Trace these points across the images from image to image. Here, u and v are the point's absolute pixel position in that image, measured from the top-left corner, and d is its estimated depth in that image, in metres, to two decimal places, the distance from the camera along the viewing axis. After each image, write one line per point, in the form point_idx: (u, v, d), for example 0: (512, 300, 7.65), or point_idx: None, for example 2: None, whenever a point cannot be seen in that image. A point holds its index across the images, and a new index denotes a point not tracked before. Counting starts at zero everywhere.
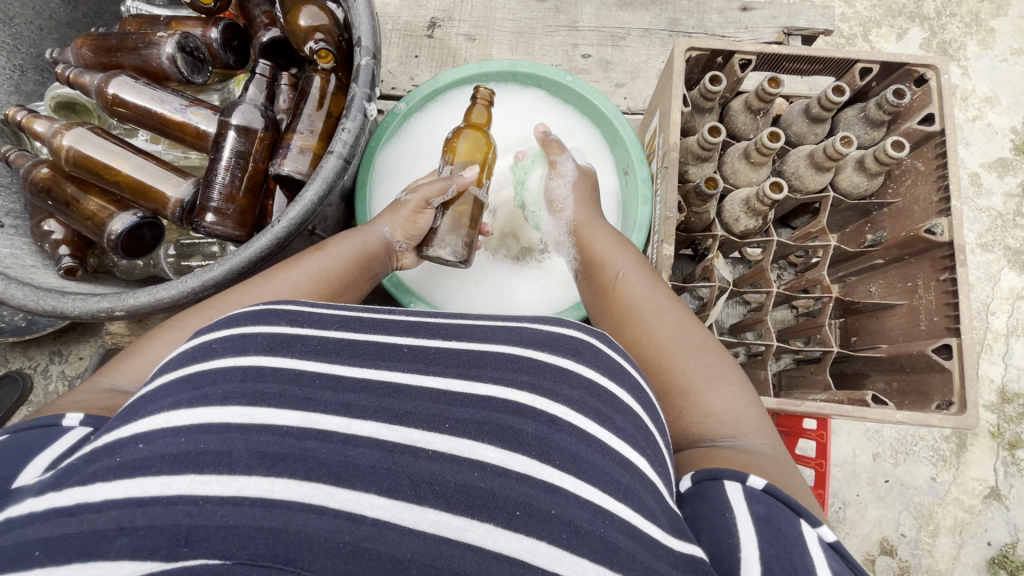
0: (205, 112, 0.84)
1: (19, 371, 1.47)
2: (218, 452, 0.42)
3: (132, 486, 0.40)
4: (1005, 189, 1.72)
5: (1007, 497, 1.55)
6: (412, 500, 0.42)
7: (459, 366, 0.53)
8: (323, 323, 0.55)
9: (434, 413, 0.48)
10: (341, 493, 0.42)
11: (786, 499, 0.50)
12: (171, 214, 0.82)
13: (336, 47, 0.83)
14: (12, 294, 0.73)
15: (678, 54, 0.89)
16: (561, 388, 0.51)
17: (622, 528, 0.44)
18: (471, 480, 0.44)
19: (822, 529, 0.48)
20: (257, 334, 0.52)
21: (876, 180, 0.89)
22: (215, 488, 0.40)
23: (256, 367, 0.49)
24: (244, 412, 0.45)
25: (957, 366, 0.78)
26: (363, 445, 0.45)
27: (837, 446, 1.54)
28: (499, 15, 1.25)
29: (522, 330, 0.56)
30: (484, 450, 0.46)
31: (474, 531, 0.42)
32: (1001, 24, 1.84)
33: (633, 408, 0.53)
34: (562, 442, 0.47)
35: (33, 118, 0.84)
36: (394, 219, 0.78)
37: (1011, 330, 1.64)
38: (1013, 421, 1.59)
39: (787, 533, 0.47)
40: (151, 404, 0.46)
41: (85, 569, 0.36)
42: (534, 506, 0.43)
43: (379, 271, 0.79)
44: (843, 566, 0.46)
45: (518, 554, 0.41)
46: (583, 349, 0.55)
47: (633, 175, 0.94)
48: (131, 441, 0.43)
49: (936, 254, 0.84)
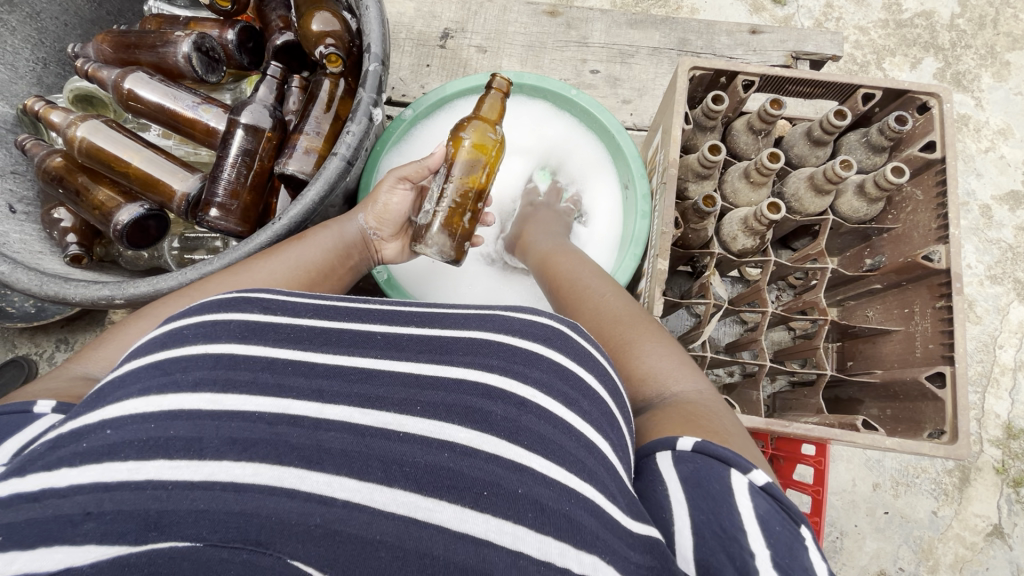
0: (217, 111, 0.86)
1: (25, 357, 1.50)
2: (189, 438, 0.43)
3: (98, 472, 0.40)
4: (1016, 222, 1.70)
5: (1010, 535, 1.52)
6: (383, 481, 0.43)
7: (430, 352, 0.54)
8: (295, 311, 0.55)
9: (406, 397, 0.49)
10: (313, 475, 0.42)
11: (717, 452, 0.51)
12: (177, 207, 0.84)
13: (346, 52, 0.85)
14: (18, 278, 0.75)
15: (682, 73, 0.90)
16: (531, 372, 0.52)
17: (587, 508, 0.44)
18: (440, 461, 0.45)
19: (755, 474, 0.49)
20: (229, 322, 0.52)
21: (876, 206, 0.90)
22: (184, 473, 0.40)
23: (227, 354, 0.49)
24: (215, 398, 0.46)
25: (950, 395, 0.77)
26: (335, 429, 0.46)
27: (836, 474, 1.52)
28: (511, 29, 1.27)
29: (494, 317, 0.57)
30: (454, 431, 0.47)
31: (441, 513, 0.42)
32: (1017, 57, 1.84)
33: (600, 394, 0.54)
34: (529, 424, 0.48)
35: (50, 109, 0.86)
36: (367, 207, 0.79)
37: (1019, 365, 1.61)
38: (1019, 457, 1.56)
39: (715, 491, 0.48)
40: (119, 390, 0.46)
41: (49, 553, 0.35)
42: (501, 485, 0.44)
43: (360, 265, 0.80)
44: (770, 506, 0.48)
45: (484, 535, 0.41)
46: (554, 336, 0.56)
47: (634, 190, 0.95)
48: (100, 427, 0.43)
49: (933, 281, 0.83)
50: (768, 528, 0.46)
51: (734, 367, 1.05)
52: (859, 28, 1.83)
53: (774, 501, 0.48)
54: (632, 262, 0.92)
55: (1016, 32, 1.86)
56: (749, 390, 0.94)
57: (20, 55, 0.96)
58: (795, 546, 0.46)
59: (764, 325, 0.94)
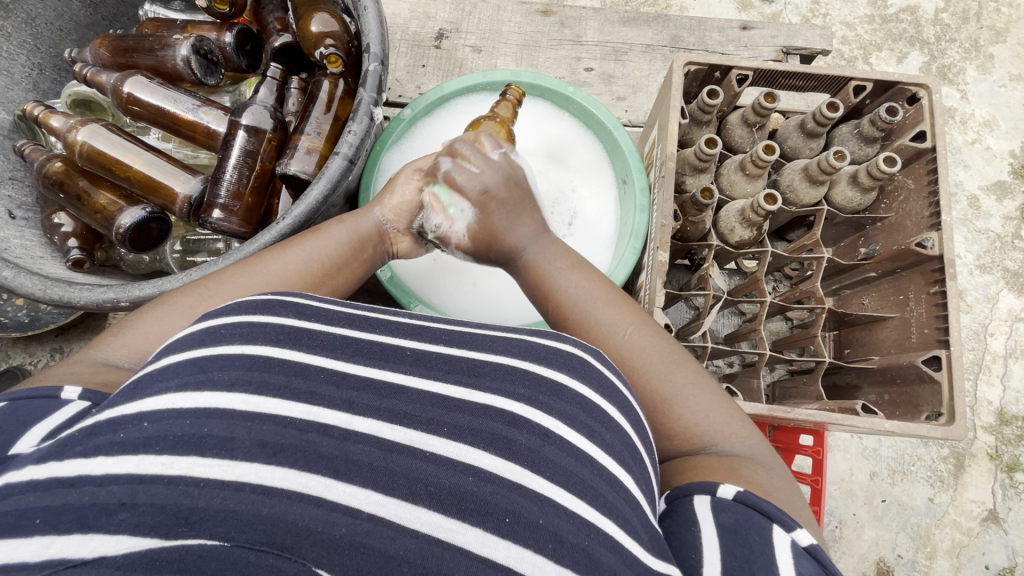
0: (217, 112, 0.87)
1: (20, 367, 1.49)
2: (221, 437, 0.43)
3: (134, 463, 0.40)
4: (1003, 212, 1.74)
5: (1005, 520, 1.55)
6: (408, 498, 0.44)
7: (460, 373, 0.55)
8: (328, 318, 0.57)
9: (434, 417, 0.51)
10: (339, 486, 0.43)
11: (761, 506, 0.53)
12: (179, 210, 0.85)
13: (346, 52, 0.86)
14: (21, 283, 0.75)
15: (677, 68, 0.91)
16: (555, 402, 0.53)
17: (606, 543, 0.46)
18: (464, 484, 0.46)
19: (797, 533, 0.51)
20: (267, 325, 0.53)
21: (869, 196, 0.91)
22: (215, 472, 0.41)
23: (263, 357, 0.50)
24: (250, 400, 0.47)
25: (946, 377, 0.79)
26: (363, 442, 0.47)
27: (834, 464, 1.54)
28: (506, 28, 1.28)
29: (519, 342, 0.59)
30: (479, 456, 0.48)
31: (463, 534, 0.43)
32: (1000, 50, 1.87)
33: (621, 425, 0.55)
34: (551, 456, 0.49)
35: (50, 113, 0.86)
36: (383, 200, 0.77)
37: (1009, 352, 1.64)
38: (1012, 443, 1.59)
39: (753, 543, 0.50)
40: (157, 383, 0.46)
41: (84, 541, 0.35)
42: (522, 514, 0.45)
43: (377, 259, 0.79)
44: (816, 568, 0.49)
45: (504, 561, 0.43)
46: (578, 365, 0.57)
47: (631, 184, 0.97)
48: (136, 419, 0.43)
49: (927, 267, 0.85)
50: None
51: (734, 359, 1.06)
52: (846, 24, 1.86)
53: (818, 562, 0.50)
54: (632, 255, 0.92)
55: (998, 26, 1.90)
56: (750, 379, 0.96)
57: (16, 60, 0.96)
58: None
59: (762, 314, 0.95)
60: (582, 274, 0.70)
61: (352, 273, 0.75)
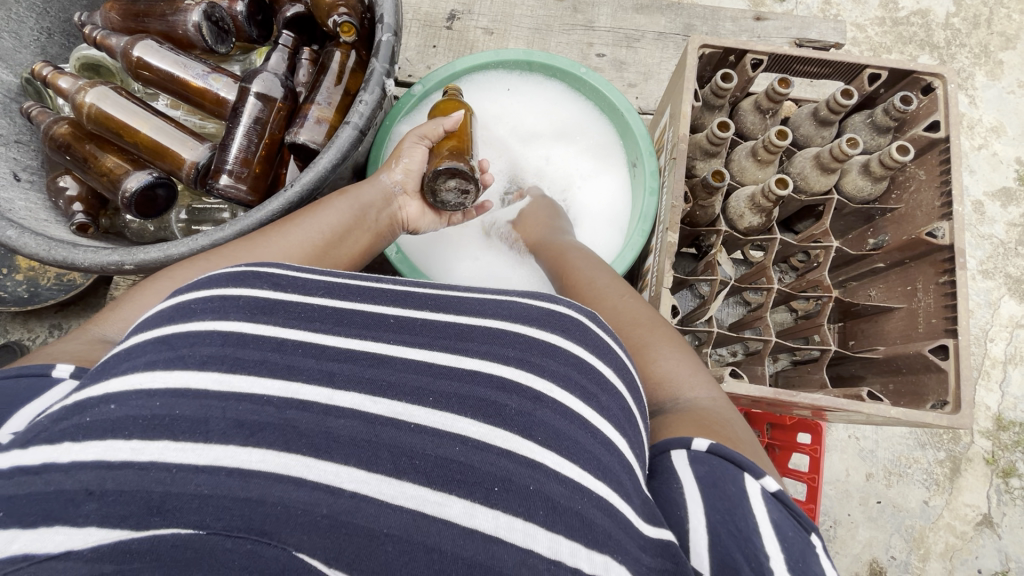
0: (227, 80, 0.86)
1: (19, 342, 1.48)
2: (193, 419, 0.43)
3: (101, 449, 0.39)
4: (1008, 218, 1.73)
5: (999, 525, 1.55)
6: (392, 473, 0.43)
7: (446, 339, 0.54)
8: (305, 289, 0.56)
9: (418, 385, 0.50)
10: (320, 464, 0.42)
11: (730, 455, 0.52)
12: (186, 175, 0.84)
13: (360, 22, 0.85)
14: (25, 243, 0.74)
15: (692, 51, 0.91)
16: (548, 363, 0.53)
17: (600, 506, 0.45)
18: (452, 454, 0.45)
19: (766, 481, 0.51)
20: (239, 298, 0.53)
21: (880, 185, 0.91)
22: (189, 457, 0.40)
23: (236, 333, 0.50)
24: (223, 379, 0.46)
25: (953, 366, 0.79)
26: (345, 417, 0.46)
27: (830, 464, 1.53)
28: (518, 11, 1.27)
29: (510, 305, 0.58)
30: (466, 424, 0.47)
31: (451, 507, 0.42)
32: (1010, 57, 1.87)
33: (618, 390, 0.55)
34: (544, 417, 0.48)
35: (58, 74, 0.86)
36: (390, 166, 0.81)
37: (1009, 358, 1.64)
38: (1008, 449, 1.59)
39: (730, 494, 0.49)
40: (123, 363, 0.46)
41: (50, 535, 0.35)
42: (513, 481, 0.44)
43: (378, 246, 0.81)
44: (783, 514, 0.49)
45: (494, 532, 0.41)
46: (573, 328, 0.57)
47: (642, 167, 0.97)
48: (103, 401, 0.43)
49: (936, 257, 0.85)
50: (784, 536, 0.47)
51: (737, 347, 1.06)
52: (856, 25, 1.84)
53: (786, 508, 0.50)
54: (641, 238, 0.92)
55: (1009, 32, 1.89)
56: (754, 366, 0.95)
57: (25, 24, 0.95)
58: (806, 554, 0.47)
59: (768, 302, 0.95)
60: (597, 270, 0.81)
61: (360, 243, 0.76)
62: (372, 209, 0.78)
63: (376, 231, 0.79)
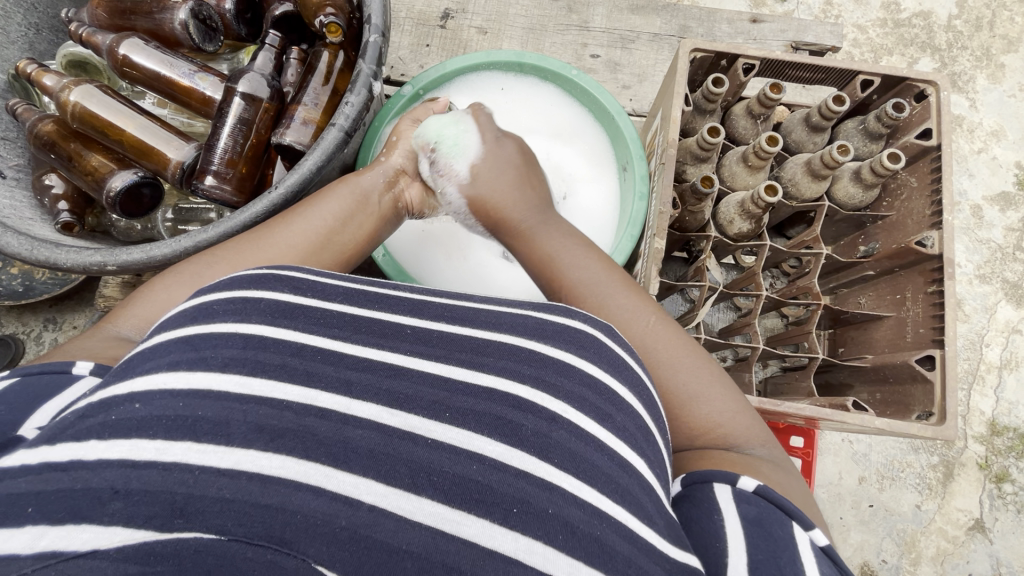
0: (214, 79, 0.85)
1: (12, 335, 1.47)
2: (216, 422, 0.42)
3: (127, 449, 0.39)
4: (1006, 223, 1.72)
5: (991, 530, 1.54)
6: (410, 488, 0.43)
7: (463, 353, 0.54)
8: (325, 294, 0.56)
9: (434, 401, 0.49)
10: (338, 475, 0.42)
11: (780, 502, 0.52)
12: (171, 175, 0.83)
13: (348, 23, 0.84)
14: (7, 242, 0.74)
15: (683, 55, 0.90)
16: (566, 383, 0.52)
17: (619, 532, 0.45)
18: (469, 472, 0.45)
19: (815, 533, 0.51)
20: (261, 300, 0.52)
21: (871, 193, 0.90)
22: (212, 459, 0.40)
23: (257, 336, 0.49)
24: (245, 382, 0.46)
25: (939, 377, 0.78)
26: (363, 427, 0.46)
27: (823, 467, 1.53)
28: (512, 10, 1.26)
29: (527, 319, 0.57)
30: (484, 443, 0.47)
31: (469, 526, 0.42)
32: (1012, 60, 1.85)
33: (634, 409, 0.54)
34: (562, 440, 0.48)
35: (43, 71, 0.85)
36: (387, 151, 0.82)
37: (1004, 363, 1.63)
38: (1002, 454, 1.58)
39: (777, 537, 0.50)
40: (148, 361, 0.46)
41: (76, 532, 0.34)
42: (531, 503, 0.44)
43: (384, 234, 0.79)
44: (830, 567, 0.49)
45: (514, 554, 0.41)
46: (590, 345, 0.56)
47: (632, 172, 0.96)
48: (128, 400, 0.43)
49: (925, 266, 0.85)
50: None
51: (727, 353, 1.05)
52: (857, 26, 1.83)
53: (832, 562, 0.50)
54: (630, 243, 0.91)
55: (1011, 35, 1.87)
56: (741, 373, 0.94)
57: (13, 19, 0.94)
58: None
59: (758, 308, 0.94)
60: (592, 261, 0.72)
61: (365, 232, 0.74)
62: (374, 193, 0.77)
63: (380, 215, 0.77)
